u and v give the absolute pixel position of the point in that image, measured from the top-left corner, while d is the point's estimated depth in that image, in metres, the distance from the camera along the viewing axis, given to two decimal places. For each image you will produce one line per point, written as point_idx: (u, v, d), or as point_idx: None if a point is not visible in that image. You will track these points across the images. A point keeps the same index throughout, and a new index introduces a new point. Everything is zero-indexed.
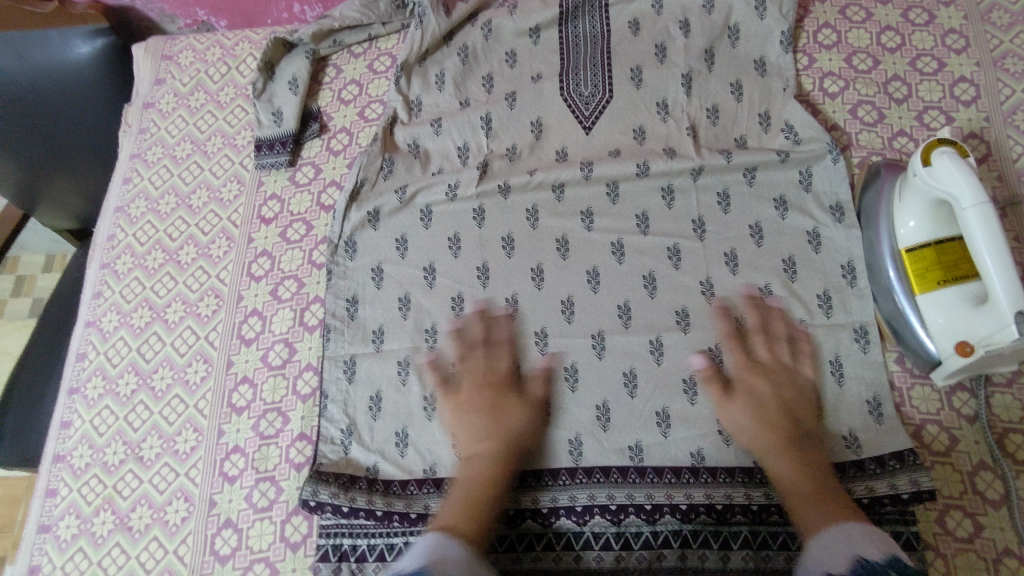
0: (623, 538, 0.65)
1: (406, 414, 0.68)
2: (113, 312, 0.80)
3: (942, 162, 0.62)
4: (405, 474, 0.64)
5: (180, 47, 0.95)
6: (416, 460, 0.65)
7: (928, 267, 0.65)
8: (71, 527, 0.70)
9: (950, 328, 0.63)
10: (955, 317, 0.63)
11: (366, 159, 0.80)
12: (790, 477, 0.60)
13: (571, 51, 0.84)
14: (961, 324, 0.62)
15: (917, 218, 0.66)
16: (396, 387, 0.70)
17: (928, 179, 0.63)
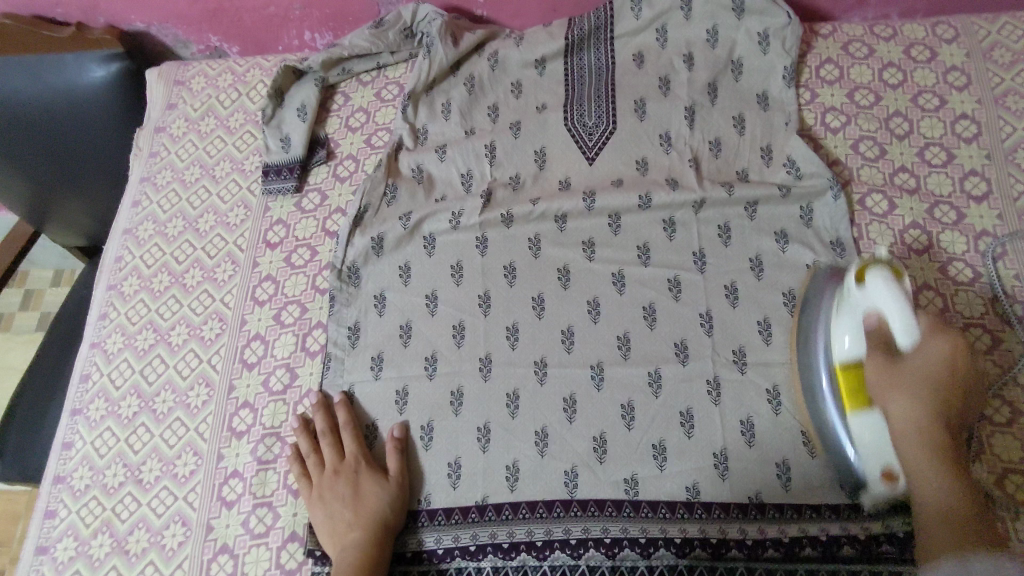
0: (619, 572, 0.64)
1: (370, 505, 0.65)
2: (117, 333, 0.81)
3: (876, 285, 0.58)
4: (350, 568, 0.61)
5: (193, 73, 0.97)
6: (357, 555, 0.62)
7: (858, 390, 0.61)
8: (68, 549, 0.70)
9: (877, 450, 0.60)
10: (884, 432, 0.59)
11: (371, 186, 0.81)
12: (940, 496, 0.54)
13: (575, 83, 0.85)
14: (885, 446, 0.59)
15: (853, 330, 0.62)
16: (354, 478, 0.67)
17: (862, 297, 0.60)
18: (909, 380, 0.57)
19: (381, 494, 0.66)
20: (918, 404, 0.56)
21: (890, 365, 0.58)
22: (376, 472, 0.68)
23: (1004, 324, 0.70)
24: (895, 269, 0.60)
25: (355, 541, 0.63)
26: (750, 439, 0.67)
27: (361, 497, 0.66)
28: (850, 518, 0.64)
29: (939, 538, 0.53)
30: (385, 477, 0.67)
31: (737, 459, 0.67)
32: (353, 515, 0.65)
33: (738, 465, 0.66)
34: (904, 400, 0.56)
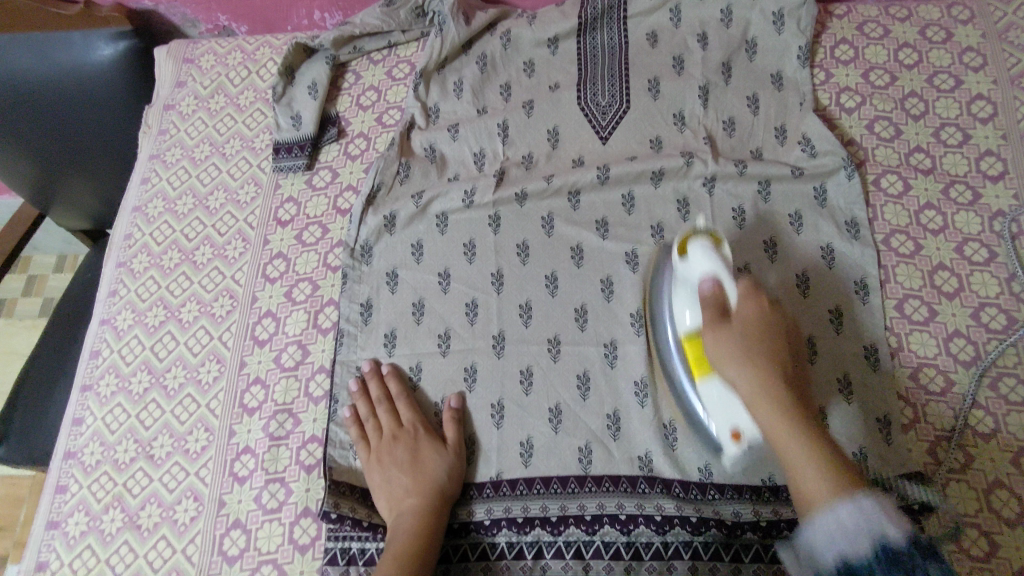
0: (634, 548, 0.63)
1: (430, 473, 0.65)
2: (127, 310, 0.81)
3: (696, 253, 0.62)
4: (407, 535, 0.61)
5: (202, 50, 0.96)
6: (416, 522, 0.62)
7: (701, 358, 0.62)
8: (80, 524, 0.70)
9: (726, 414, 0.59)
10: (728, 407, 0.59)
11: (383, 164, 0.81)
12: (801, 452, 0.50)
13: (588, 62, 0.84)
14: (726, 412, 0.59)
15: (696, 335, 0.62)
16: (414, 445, 0.67)
17: (684, 269, 0.64)
18: (728, 338, 0.56)
19: (439, 461, 0.66)
20: (743, 367, 0.54)
21: (717, 330, 0.57)
22: (436, 439, 0.67)
23: (1020, 303, 0.70)
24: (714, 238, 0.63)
25: (413, 507, 0.63)
26: None
27: (420, 463, 0.66)
28: None
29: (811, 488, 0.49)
30: (444, 444, 0.67)
31: None
32: (411, 481, 0.65)
33: None
34: (739, 369, 0.54)
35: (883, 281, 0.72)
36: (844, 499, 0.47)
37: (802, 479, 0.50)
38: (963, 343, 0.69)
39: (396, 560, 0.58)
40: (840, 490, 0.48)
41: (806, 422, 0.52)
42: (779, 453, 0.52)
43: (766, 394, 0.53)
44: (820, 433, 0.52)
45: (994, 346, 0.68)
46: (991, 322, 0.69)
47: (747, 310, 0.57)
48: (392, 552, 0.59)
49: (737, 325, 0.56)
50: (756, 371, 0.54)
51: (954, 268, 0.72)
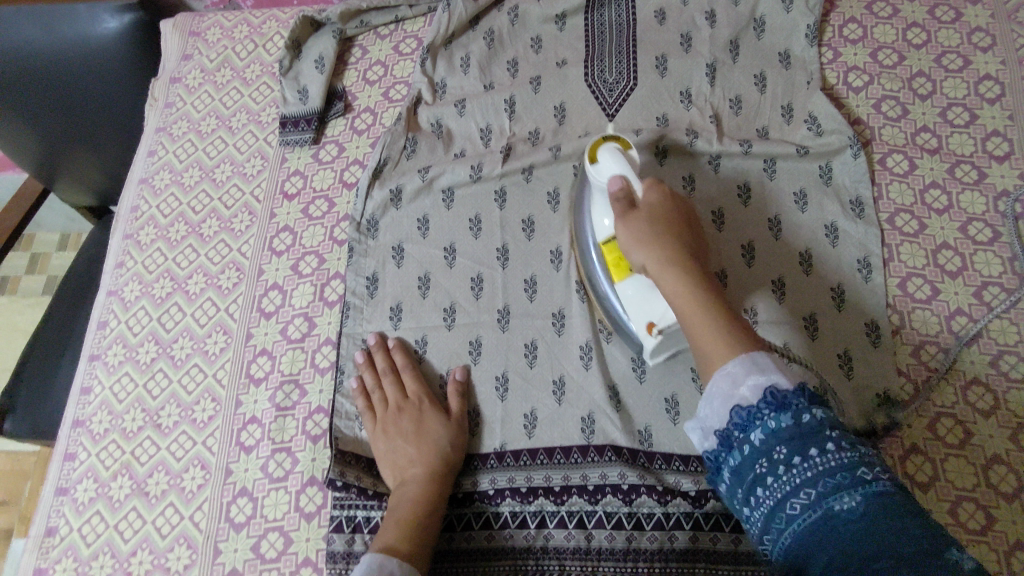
0: (636, 518, 0.64)
1: (433, 443, 0.65)
2: (134, 281, 0.81)
3: (604, 160, 0.65)
4: (409, 506, 0.61)
5: (208, 24, 0.97)
6: (417, 493, 0.62)
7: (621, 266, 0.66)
8: (88, 490, 0.70)
9: (640, 308, 0.63)
10: (641, 298, 0.63)
11: (390, 138, 0.81)
12: (699, 321, 0.53)
13: (596, 38, 0.84)
14: (646, 303, 0.63)
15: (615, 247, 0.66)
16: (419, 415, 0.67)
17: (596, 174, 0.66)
18: (636, 223, 0.60)
19: (441, 431, 0.66)
20: (651, 250, 0.58)
21: (625, 220, 0.60)
22: (437, 411, 0.68)
23: None
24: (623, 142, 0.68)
25: (416, 478, 0.63)
26: None
27: (422, 433, 0.66)
28: None
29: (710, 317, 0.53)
30: (446, 416, 0.67)
31: None
32: (414, 451, 0.65)
33: None
34: (651, 250, 0.58)
35: (887, 259, 0.73)
36: (741, 358, 0.50)
37: (700, 343, 0.53)
38: (965, 321, 0.69)
39: (399, 530, 0.59)
40: (742, 348, 0.50)
41: (704, 288, 0.55)
42: (682, 317, 0.55)
43: (666, 271, 0.56)
44: (725, 303, 0.54)
45: (995, 324, 0.69)
46: (993, 301, 0.70)
47: (651, 201, 0.61)
48: (396, 520, 0.60)
49: (643, 212, 0.61)
50: (662, 250, 0.58)
51: (957, 247, 0.73)
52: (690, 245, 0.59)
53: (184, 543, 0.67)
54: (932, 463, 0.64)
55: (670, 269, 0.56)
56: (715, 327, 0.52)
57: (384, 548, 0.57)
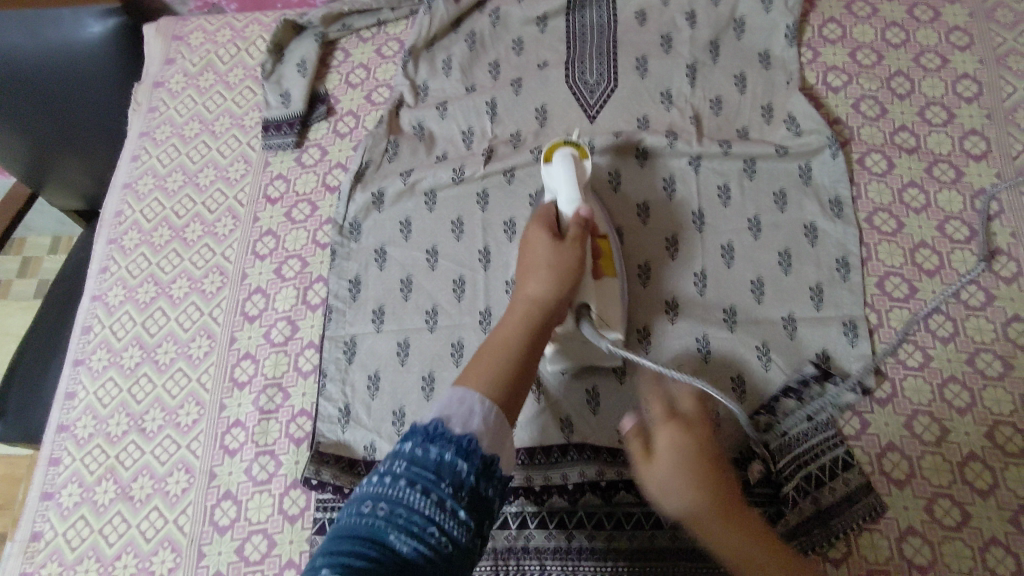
0: (616, 517, 0.65)
1: (533, 269, 0.59)
2: (118, 286, 0.81)
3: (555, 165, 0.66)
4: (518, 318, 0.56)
5: (191, 28, 0.97)
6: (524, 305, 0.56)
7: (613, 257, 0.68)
8: (73, 495, 0.71)
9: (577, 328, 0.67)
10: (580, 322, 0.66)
11: (371, 142, 0.81)
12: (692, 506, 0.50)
13: (577, 40, 0.84)
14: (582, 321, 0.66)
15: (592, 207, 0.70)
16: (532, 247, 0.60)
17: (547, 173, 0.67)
18: (567, 257, 0.59)
19: (536, 258, 0.59)
20: (677, 459, 0.51)
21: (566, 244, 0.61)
22: (545, 231, 0.61)
23: (999, 281, 0.71)
24: (582, 151, 0.68)
25: (533, 291, 0.57)
26: (741, 395, 0.68)
27: (527, 264, 0.59)
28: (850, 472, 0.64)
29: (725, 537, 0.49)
30: (558, 240, 0.60)
31: (729, 414, 0.68)
32: (540, 265, 0.58)
33: (730, 419, 0.67)
34: (664, 462, 0.52)
35: (865, 259, 0.73)
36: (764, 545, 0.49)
37: (704, 524, 0.50)
38: (942, 320, 0.70)
39: (526, 321, 0.55)
40: (751, 542, 0.49)
41: (722, 500, 0.50)
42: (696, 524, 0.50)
43: (683, 497, 0.50)
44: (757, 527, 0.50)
45: (972, 323, 0.69)
46: (969, 299, 0.70)
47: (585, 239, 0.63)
48: (531, 297, 0.57)
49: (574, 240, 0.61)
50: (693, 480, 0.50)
51: (935, 246, 0.73)
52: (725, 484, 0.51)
53: (169, 547, 0.67)
54: (908, 459, 0.65)
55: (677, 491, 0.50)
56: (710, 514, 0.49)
57: (495, 343, 0.54)
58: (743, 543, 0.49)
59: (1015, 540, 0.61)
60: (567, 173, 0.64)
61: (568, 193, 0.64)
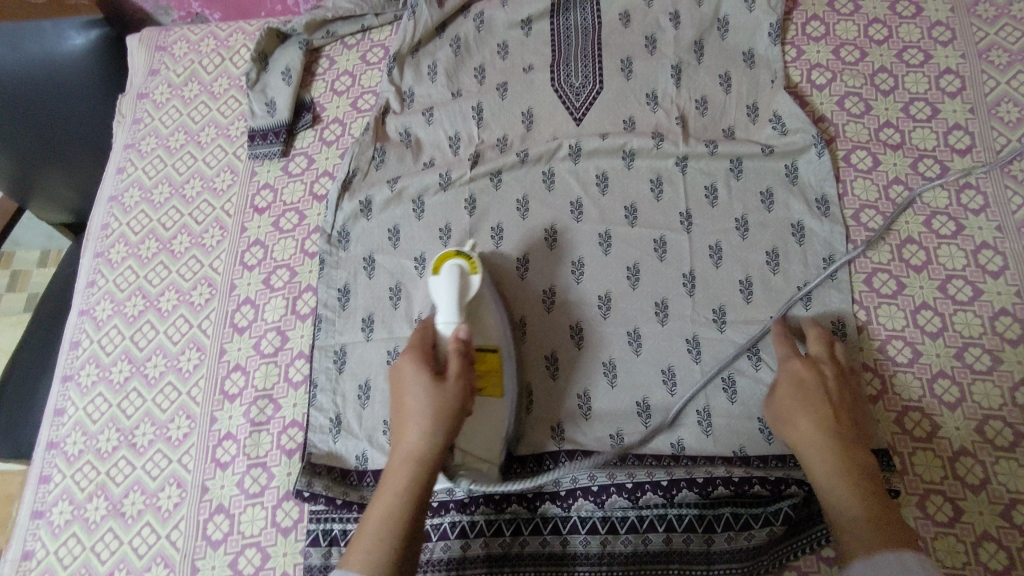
0: (609, 522, 0.65)
1: (407, 440, 0.55)
2: (106, 300, 0.81)
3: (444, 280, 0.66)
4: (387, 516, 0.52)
5: (174, 38, 0.96)
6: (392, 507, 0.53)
7: (501, 377, 0.66)
8: (64, 512, 0.70)
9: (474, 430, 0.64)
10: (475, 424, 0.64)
11: (358, 150, 0.81)
12: (819, 451, 0.57)
13: (562, 43, 0.84)
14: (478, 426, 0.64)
15: (476, 322, 0.67)
16: (405, 399, 0.58)
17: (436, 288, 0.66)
18: (442, 413, 0.56)
19: (423, 389, 0.57)
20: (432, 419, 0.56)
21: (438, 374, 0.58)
22: (423, 369, 0.58)
23: (986, 274, 0.71)
24: (473, 263, 0.68)
25: (412, 441, 0.55)
26: (732, 395, 0.68)
27: (411, 394, 0.57)
28: None
29: (837, 478, 0.55)
30: (437, 377, 0.58)
31: (721, 415, 0.68)
32: (415, 409, 0.56)
33: (721, 420, 0.68)
34: (788, 399, 0.61)
35: (852, 256, 0.73)
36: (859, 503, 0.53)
37: (822, 479, 0.56)
38: (930, 315, 0.70)
39: (415, 472, 0.54)
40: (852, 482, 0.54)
41: (836, 438, 0.57)
42: (810, 469, 0.57)
43: (814, 432, 0.58)
44: (846, 453, 0.56)
45: (960, 318, 0.70)
46: (957, 294, 0.71)
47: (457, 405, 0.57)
48: (407, 451, 0.55)
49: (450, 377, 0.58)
50: (817, 420, 0.59)
51: (922, 242, 0.73)
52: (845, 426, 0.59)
53: (162, 563, 0.67)
54: (900, 456, 0.65)
55: (809, 434, 0.58)
56: (827, 456, 0.56)
57: (377, 513, 0.52)
58: (836, 474, 0.55)
59: (1007, 533, 0.61)
60: (451, 295, 0.65)
61: (448, 309, 0.64)
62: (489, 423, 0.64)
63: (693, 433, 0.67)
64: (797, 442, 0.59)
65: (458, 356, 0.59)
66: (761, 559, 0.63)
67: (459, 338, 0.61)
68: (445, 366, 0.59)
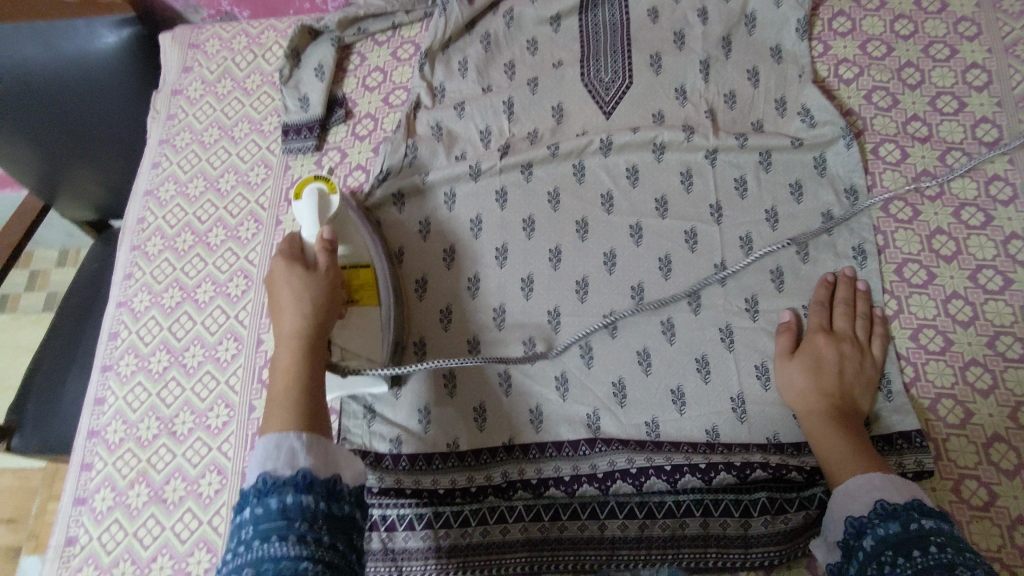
0: (647, 506, 0.66)
1: (283, 325, 0.59)
2: (143, 292, 0.82)
3: (307, 201, 0.68)
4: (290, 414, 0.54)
5: (207, 36, 0.98)
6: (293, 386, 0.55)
7: (373, 287, 0.70)
8: (106, 499, 0.71)
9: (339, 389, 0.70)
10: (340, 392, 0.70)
11: (391, 147, 0.82)
12: (829, 441, 0.62)
13: (591, 39, 0.86)
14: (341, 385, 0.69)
15: (344, 240, 0.71)
16: (275, 295, 0.61)
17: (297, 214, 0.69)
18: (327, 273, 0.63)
19: (291, 285, 0.61)
20: (307, 295, 0.60)
21: (307, 268, 0.63)
22: (295, 267, 0.62)
23: (1016, 264, 0.72)
24: (331, 184, 0.70)
25: (288, 317, 0.59)
26: (766, 383, 0.69)
27: (281, 303, 0.60)
28: (885, 453, 0.65)
29: (840, 456, 0.61)
30: (309, 269, 0.63)
31: (754, 402, 0.69)
32: (289, 295, 0.60)
33: (755, 407, 0.69)
34: (801, 382, 0.66)
35: (882, 246, 0.74)
36: (859, 477, 0.58)
37: (827, 462, 0.62)
38: (961, 304, 0.71)
39: (291, 352, 0.57)
40: (851, 461, 0.60)
41: (840, 421, 0.63)
42: (818, 451, 0.63)
43: (822, 419, 0.64)
44: (852, 434, 0.62)
45: (990, 307, 0.70)
46: (988, 284, 0.71)
47: (325, 265, 0.64)
48: (290, 328, 0.58)
49: (319, 272, 0.63)
50: (826, 406, 0.64)
51: (951, 232, 0.74)
52: (851, 416, 0.64)
53: (204, 548, 0.68)
54: (935, 442, 0.66)
55: (819, 419, 0.64)
56: (832, 437, 0.62)
57: (275, 403, 0.54)
58: (838, 450, 0.61)
59: None
60: (312, 215, 0.68)
61: (311, 224, 0.68)
62: (363, 330, 0.68)
63: (727, 421, 0.68)
64: (805, 422, 0.65)
65: (325, 247, 0.65)
66: (798, 542, 0.64)
67: (325, 238, 0.65)
68: (315, 260, 0.64)
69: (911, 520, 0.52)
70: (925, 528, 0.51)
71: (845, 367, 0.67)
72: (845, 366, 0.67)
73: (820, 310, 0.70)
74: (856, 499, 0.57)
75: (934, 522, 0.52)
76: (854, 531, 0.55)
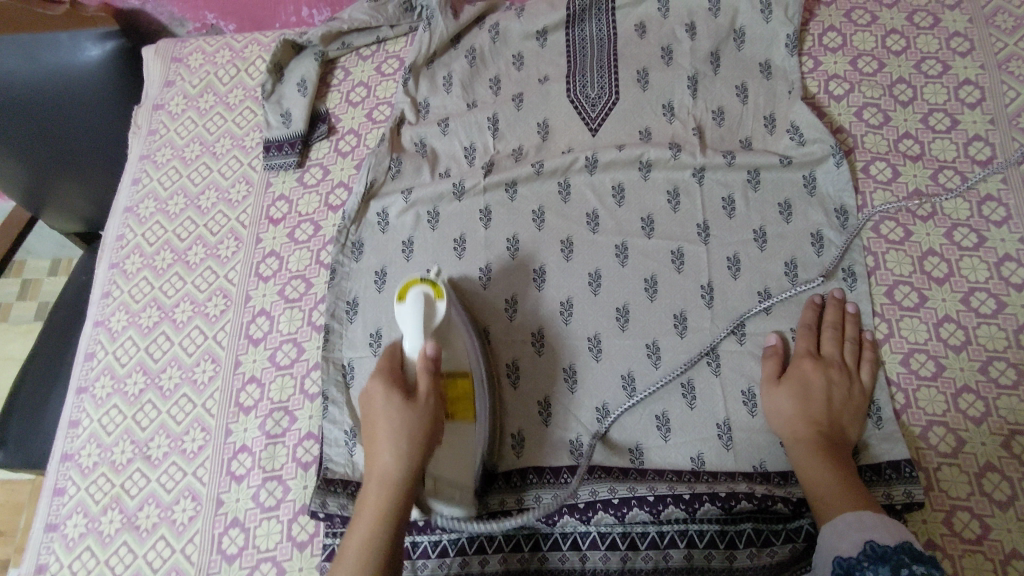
0: (629, 537, 0.64)
1: (376, 465, 0.55)
2: (121, 311, 0.81)
3: (412, 305, 0.61)
4: (368, 549, 0.52)
5: (190, 49, 0.96)
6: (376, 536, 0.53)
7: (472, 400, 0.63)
8: (79, 526, 0.70)
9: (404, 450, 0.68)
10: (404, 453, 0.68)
11: (374, 160, 0.80)
12: (819, 473, 0.60)
13: (577, 54, 0.84)
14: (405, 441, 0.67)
15: (447, 345, 0.64)
16: (377, 420, 0.56)
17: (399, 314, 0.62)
18: (424, 416, 0.56)
19: (390, 441, 0.55)
20: (402, 444, 0.55)
21: (406, 400, 0.56)
22: (395, 392, 0.57)
23: (1010, 287, 0.70)
24: (438, 288, 0.63)
25: (383, 462, 0.55)
26: (753, 409, 0.67)
27: (377, 434, 0.56)
28: (872, 482, 0.64)
29: (830, 490, 0.59)
30: (409, 401, 0.56)
31: (741, 429, 0.67)
32: (390, 432, 0.55)
33: (741, 434, 0.67)
34: (790, 409, 0.64)
35: (872, 268, 0.73)
36: (849, 515, 0.56)
37: (816, 494, 0.60)
38: (953, 328, 0.69)
39: (382, 496, 0.54)
40: (843, 495, 0.58)
41: (829, 452, 0.61)
42: (805, 481, 0.61)
43: (813, 451, 0.62)
44: (842, 465, 0.61)
45: (983, 331, 0.69)
46: (981, 307, 0.70)
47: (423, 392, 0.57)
48: (386, 476, 0.54)
49: (417, 406, 0.56)
50: (816, 435, 0.63)
51: (943, 254, 0.73)
52: (842, 446, 0.63)
53: None
54: (925, 471, 0.64)
55: (810, 449, 0.62)
56: (822, 468, 0.60)
57: (354, 547, 0.52)
58: (829, 482, 0.59)
59: None
60: (417, 325, 0.60)
61: (414, 334, 0.60)
62: (456, 451, 0.62)
63: (713, 448, 0.67)
64: (792, 450, 0.64)
65: (427, 370, 0.58)
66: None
67: (427, 358, 0.58)
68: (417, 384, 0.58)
69: (901, 565, 0.50)
70: (915, 575, 0.49)
71: (835, 395, 0.65)
72: (835, 394, 0.65)
73: (808, 334, 0.69)
74: (846, 537, 0.55)
75: (924, 567, 0.50)
76: (841, 572, 0.53)
